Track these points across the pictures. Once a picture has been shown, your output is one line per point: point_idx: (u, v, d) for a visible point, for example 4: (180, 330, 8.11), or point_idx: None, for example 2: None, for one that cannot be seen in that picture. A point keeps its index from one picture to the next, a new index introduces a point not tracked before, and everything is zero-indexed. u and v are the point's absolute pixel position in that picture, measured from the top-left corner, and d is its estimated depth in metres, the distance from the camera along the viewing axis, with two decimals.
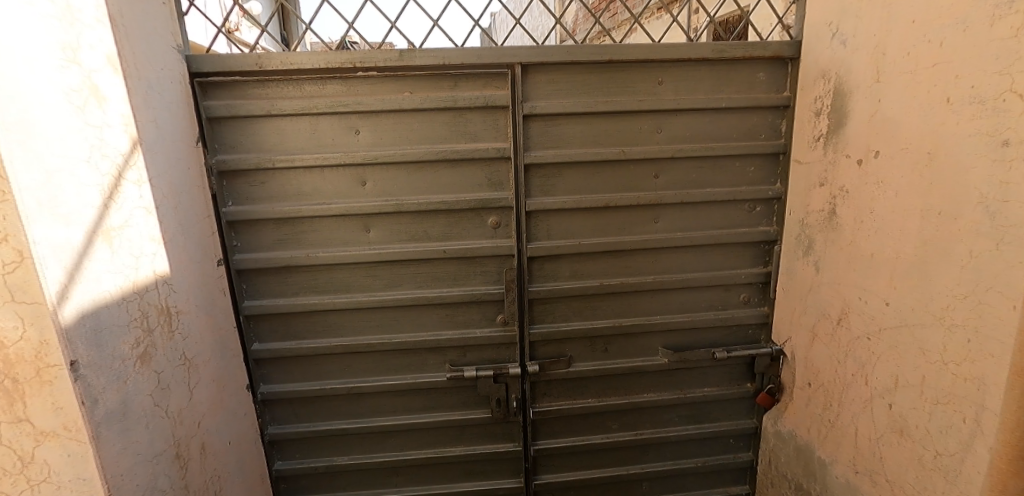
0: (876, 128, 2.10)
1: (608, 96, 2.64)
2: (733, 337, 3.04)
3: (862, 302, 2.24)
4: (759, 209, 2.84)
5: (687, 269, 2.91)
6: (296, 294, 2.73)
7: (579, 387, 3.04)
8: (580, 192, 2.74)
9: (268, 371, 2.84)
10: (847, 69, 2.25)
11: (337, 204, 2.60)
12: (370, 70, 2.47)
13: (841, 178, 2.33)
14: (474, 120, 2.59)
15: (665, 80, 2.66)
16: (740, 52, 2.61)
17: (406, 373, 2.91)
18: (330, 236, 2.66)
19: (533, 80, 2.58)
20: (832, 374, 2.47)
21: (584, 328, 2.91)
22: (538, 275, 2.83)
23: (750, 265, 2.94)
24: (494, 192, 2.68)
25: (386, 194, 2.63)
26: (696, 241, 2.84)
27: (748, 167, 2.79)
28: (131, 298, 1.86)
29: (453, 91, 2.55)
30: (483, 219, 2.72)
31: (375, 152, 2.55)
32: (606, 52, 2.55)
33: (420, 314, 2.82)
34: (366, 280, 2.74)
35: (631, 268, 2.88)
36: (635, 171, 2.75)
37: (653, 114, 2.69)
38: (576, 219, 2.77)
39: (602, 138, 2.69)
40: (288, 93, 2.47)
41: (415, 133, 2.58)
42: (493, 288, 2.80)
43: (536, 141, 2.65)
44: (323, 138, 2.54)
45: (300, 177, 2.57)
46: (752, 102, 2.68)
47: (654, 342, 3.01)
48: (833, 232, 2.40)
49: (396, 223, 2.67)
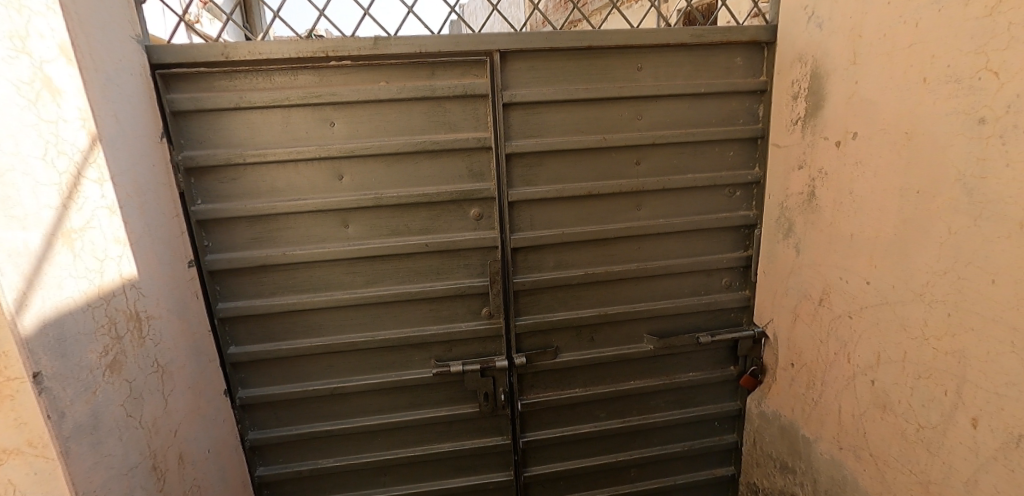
0: (854, 109, 2.13)
1: (588, 83, 2.62)
2: (716, 321, 3.07)
3: (843, 281, 2.29)
4: (739, 194, 2.87)
5: (670, 256, 2.93)
6: (274, 294, 2.64)
7: (567, 377, 3.03)
8: (562, 181, 2.71)
9: (246, 375, 2.74)
10: (824, 52, 2.27)
11: (314, 200, 2.51)
12: (344, 60, 2.37)
13: (820, 160, 2.36)
14: (453, 110, 2.53)
15: (644, 66, 2.64)
16: (718, 37, 2.61)
17: (391, 371, 2.85)
18: (307, 233, 2.57)
19: (512, 68, 2.53)
20: (815, 354, 2.52)
21: (570, 318, 2.90)
22: (523, 266, 2.80)
23: (731, 249, 2.96)
24: (476, 183, 2.63)
25: (364, 187, 2.56)
26: (679, 227, 2.85)
27: (728, 152, 2.80)
28: (97, 303, 1.75)
29: (431, 80, 2.48)
30: (465, 211, 2.66)
31: (352, 145, 2.47)
32: (586, 38, 2.52)
33: (404, 310, 2.76)
34: (346, 278, 2.67)
35: (616, 256, 2.87)
36: (618, 159, 2.74)
37: (633, 101, 2.67)
38: (559, 209, 2.75)
39: (584, 126, 2.66)
40: (257, 85, 2.37)
41: (393, 124, 2.50)
42: (477, 282, 2.76)
43: (517, 130, 2.61)
44: (297, 131, 2.45)
45: (274, 172, 2.48)
46: (730, 87, 2.69)
47: (640, 329, 3.02)
48: (813, 214, 2.44)
49: (376, 217, 2.60)
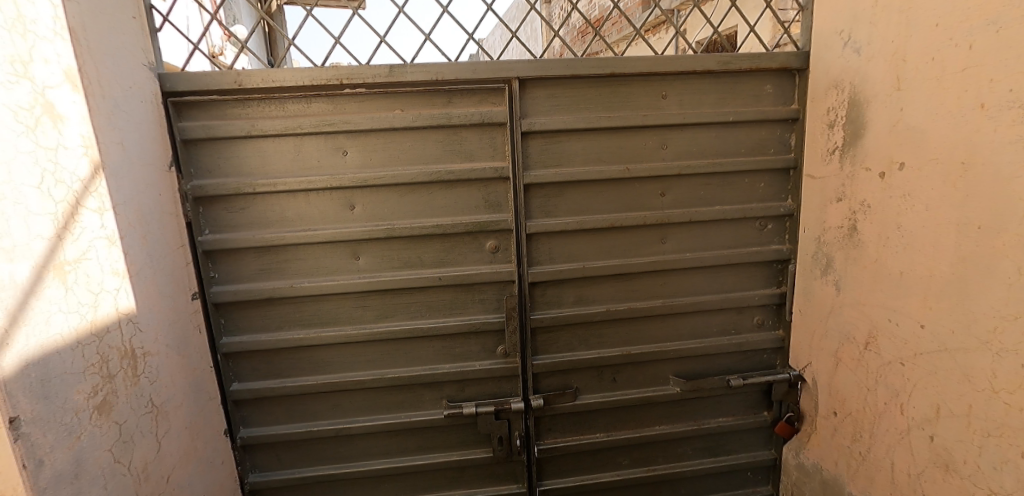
0: (900, 138, 1.98)
1: (611, 111, 2.52)
2: (748, 363, 2.87)
3: (891, 324, 2.09)
4: (770, 226, 2.71)
5: (697, 291, 2.76)
6: (280, 329, 2.52)
7: (587, 421, 2.83)
8: (584, 212, 2.58)
9: (248, 413, 2.60)
10: (863, 78, 2.15)
11: (325, 230, 2.42)
12: (359, 87, 2.31)
13: (861, 192, 2.20)
14: (469, 139, 2.44)
15: (669, 94, 2.54)
16: (747, 64, 2.51)
17: (399, 411, 2.68)
18: (316, 264, 2.47)
19: (531, 95, 2.44)
20: (860, 402, 2.29)
21: (591, 358, 2.72)
22: (540, 301, 2.64)
23: (763, 285, 2.79)
24: (493, 214, 2.51)
25: (377, 218, 2.46)
26: (707, 262, 2.69)
27: (758, 182, 2.66)
28: (89, 340, 1.65)
29: (448, 108, 2.40)
30: (481, 243, 2.54)
31: (365, 174, 2.39)
32: (608, 65, 2.43)
33: (415, 347, 2.61)
34: (356, 312, 2.54)
35: (639, 292, 2.71)
36: (641, 190, 2.61)
37: (657, 130, 2.56)
38: (580, 241, 2.61)
39: (606, 155, 2.55)
40: (270, 113, 2.31)
41: (408, 153, 2.42)
42: (493, 318, 2.61)
43: (536, 159, 2.50)
44: (309, 159, 2.37)
45: (284, 202, 2.40)
46: (759, 115, 2.57)
47: (665, 371, 2.82)
48: (855, 249, 2.26)
49: (388, 250, 2.49)
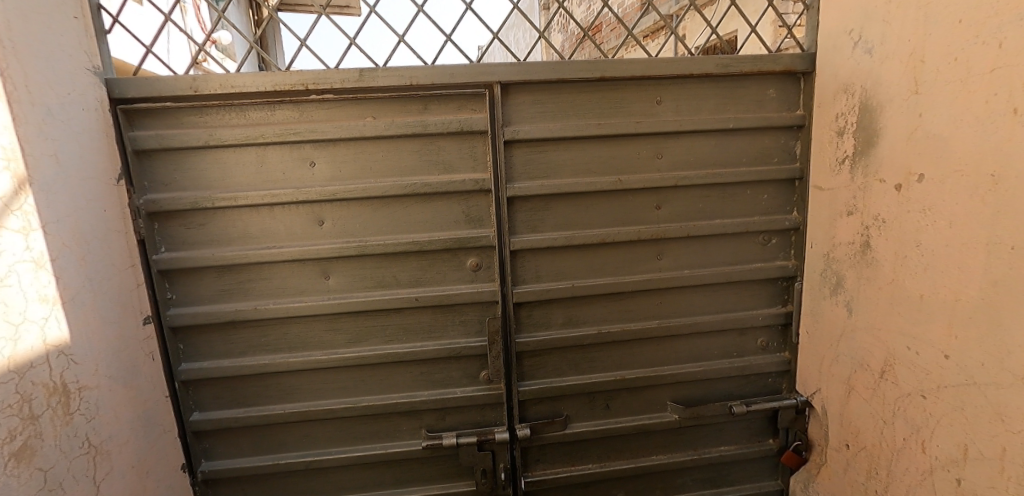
0: (919, 146, 1.80)
1: (601, 118, 2.33)
2: (752, 387, 2.68)
3: (910, 352, 1.89)
4: (774, 241, 2.53)
5: (696, 311, 2.57)
6: (244, 354, 2.33)
7: (578, 450, 2.62)
8: (573, 227, 2.39)
9: (210, 445, 2.40)
10: (876, 81, 1.97)
11: (291, 248, 2.24)
12: (327, 93, 2.13)
13: (875, 205, 2.01)
14: (447, 148, 2.25)
15: (664, 99, 2.36)
16: (748, 67, 2.33)
17: (374, 442, 2.48)
18: (283, 285, 2.29)
19: (514, 101, 2.26)
20: (876, 436, 2.09)
21: (582, 384, 2.52)
22: (526, 323, 2.45)
23: (768, 304, 2.60)
24: (473, 230, 2.32)
25: (347, 234, 2.27)
26: (706, 279, 2.51)
27: (761, 194, 2.48)
28: (6, 378, 1.47)
29: (424, 115, 2.21)
30: (461, 260, 2.35)
31: (334, 187, 2.20)
32: (598, 68, 2.24)
33: (392, 373, 2.42)
34: (326, 335, 2.35)
35: (633, 312, 2.52)
36: (635, 203, 2.42)
37: (652, 138, 2.38)
38: (569, 258, 2.42)
39: (597, 165, 2.36)
40: (230, 121, 2.13)
41: (380, 164, 2.23)
42: (475, 341, 2.41)
43: (520, 170, 2.31)
44: (273, 171, 2.19)
45: (247, 218, 2.21)
46: (761, 122, 2.40)
47: (662, 396, 2.63)
48: (868, 268, 2.07)
49: (361, 268, 2.30)
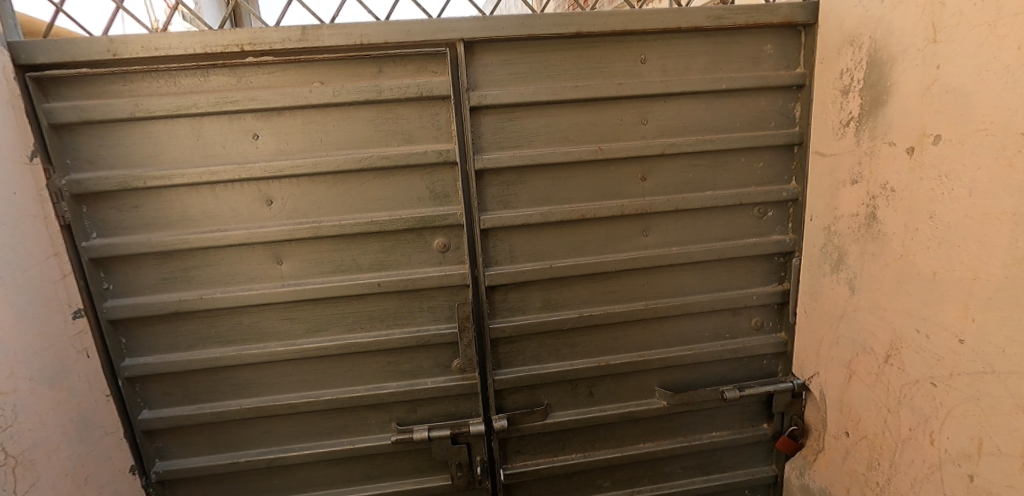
0: (936, 103, 1.58)
1: (579, 80, 2.09)
2: (745, 369, 2.52)
3: (920, 335, 1.71)
4: (771, 213, 2.34)
5: (686, 290, 2.39)
6: (193, 347, 2.15)
7: (560, 440, 2.47)
8: (550, 202, 2.18)
9: (164, 444, 2.23)
10: (887, 30, 1.73)
11: (237, 231, 2.02)
12: (266, 55, 1.88)
13: (883, 172, 1.80)
14: (406, 116, 2.01)
15: (649, 57, 2.11)
16: (742, 19, 2.08)
17: (341, 437, 2.32)
18: (231, 271, 2.08)
19: (480, 62, 2.01)
20: (879, 425, 1.93)
21: (563, 371, 2.35)
22: (501, 307, 2.25)
23: (763, 281, 2.43)
24: (439, 208, 2.10)
25: (299, 214, 2.05)
26: (696, 257, 2.33)
27: (756, 162, 2.28)
28: None
29: (378, 79, 1.97)
30: (427, 241, 2.14)
31: (280, 162, 1.98)
32: (573, 23, 1.99)
33: (356, 364, 2.24)
34: (282, 325, 2.16)
35: (618, 293, 2.33)
36: (618, 174, 2.20)
37: (636, 102, 2.14)
38: (546, 236, 2.21)
39: (575, 133, 2.13)
40: (157, 89, 1.89)
41: (332, 136, 2.00)
42: (445, 328, 2.22)
43: (489, 140, 2.07)
44: (212, 146, 1.96)
45: (186, 198, 1.99)
46: (756, 83, 2.17)
47: (650, 382, 2.46)
48: (873, 243, 1.87)
49: (316, 252, 2.09)
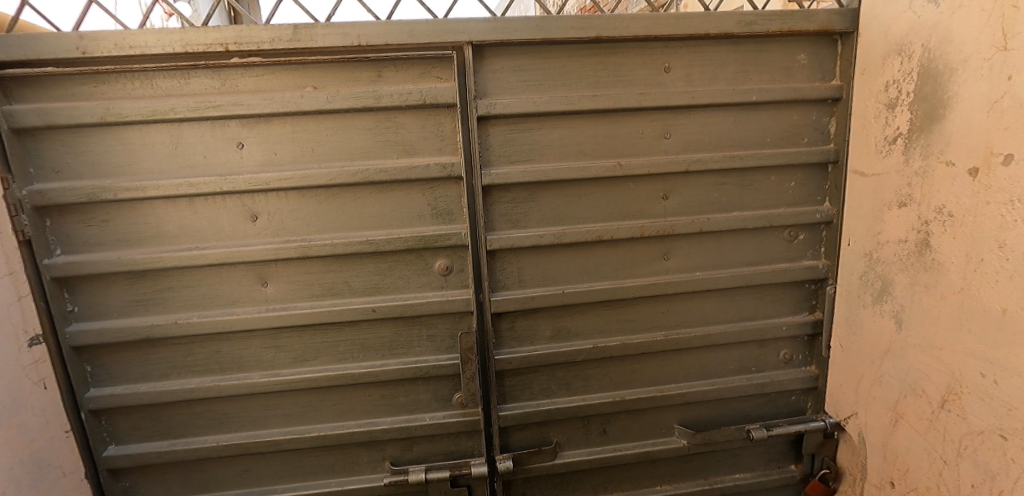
0: (1006, 119, 1.40)
1: (597, 89, 1.91)
2: (772, 406, 2.30)
3: (986, 380, 1.52)
4: (802, 237, 2.15)
5: (709, 319, 2.19)
6: (166, 377, 1.94)
7: (570, 482, 2.24)
8: (563, 222, 1.99)
9: (131, 484, 2.01)
10: (943, 38, 1.56)
11: (217, 250, 1.83)
12: (253, 56, 1.70)
13: (939, 195, 1.62)
14: (407, 126, 1.83)
15: (673, 65, 1.94)
16: (775, 25, 1.91)
17: (328, 477, 2.09)
18: (210, 294, 1.88)
19: (489, 67, 1.83)
20: (933, 477, 1.72)
21: (575, 407, 2.14)
22: (507, 336, 2.05)
23: (792, 310, 2.23)
24: (441, 226, 1.91)
25: (287, 232, 1.86)
26: (720, 283, 2.13)
27: (787, 181, 2.10)
28: None
29: (377, 85, 1.79)
30: (427, 263, 1.94)
31: (267, 174, 1.79)
32: (592, 26, 1.81)
33: (346, 397, 2.02)
34: (266, 354, 1.95)
35: (635, 322, 2.13)
36: (638, 192, 2.01)
37: (658, 114, 1.97)
38: (558, 259, 2.02)
39: (591, 147, 1.95)
40: (132, 91, 1.71)
41: (324, 146, 1.81)
42: (445, 359, 2.01)
43: (498, 153, 1.89)
44: (192, 155, 1.77)
45: (161, 212, 1.80)
46: (789, 95, 1.99)
47: (669, 418, 2.25)
48: (926, 273, 1.68)
49: (304, 273, 1.89)
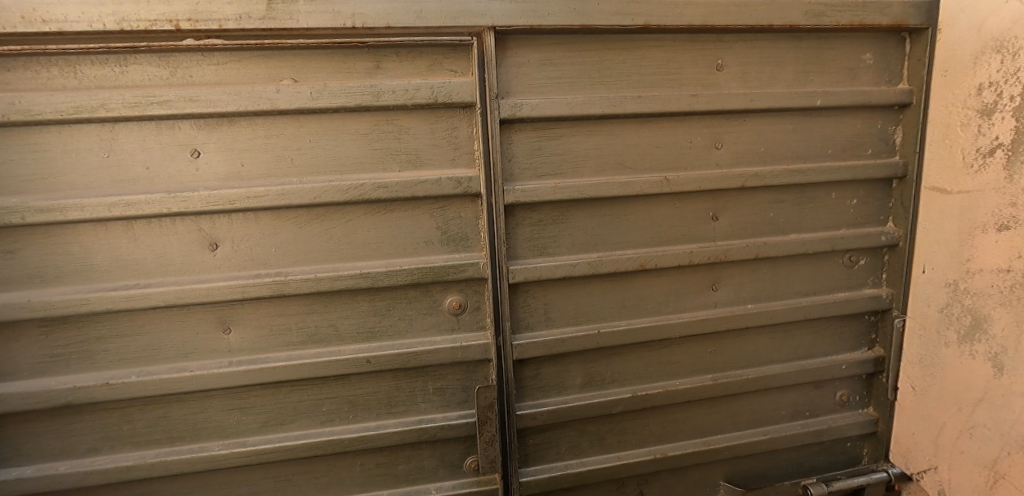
0: None
1: (640, 89, 1.59)
2: (827, 455, 2.00)
3: None
4: (863, 262, 1.87)
5: (761, 359, 1.88)
6: (95, 452, 1.49)
7: None
8: (598, 248, 1.65)
9: None
10: None
11: (164, 288, 1.41)
12: (213, 38, 1.31)
13: None
14: (413, 131, 1.47)
15: (727, 62, 1.64)
16: (845, 18, 1.63)
17: None
18: (154, 344, 1.46)
19: (513, 60, 1.49)
20: None
21: (609, 468, 1.78)
22: (530, 386, 1.69)
23: (851, 346, 1.94)
24: (453, 255, 1.55)
25: (257, 263, 1.46)
26: (776, 318, 1.83)
27: (849, 198, 1.82)
28: None
29: (376, 78, 1.42)
30: (435, 300, 1.57)
31: (230, 190, 1.38)
32: (639, 12, 1.49)
33: (332, 467, 1.62)
34: (228, 418, 1.53)
35: (678, 364, 1.80)
36: (685, 212, 1.70)
37: (709, 119, 1.66)
38: (592, 292, 1.68)
39: (632, 158, 1.62)
40: (48, 81, 1.29)
41: (307, 155, 1.43)
42: (456, 417, 1.64)
43: (523, 165, 1.54)
44: (132, 166, 1.36)
45: (89, 240, 1.37)
46: (854, 99, 1.72)
47: (715, 475, 1.92)
48: None
49: (279, 316, 1.50)
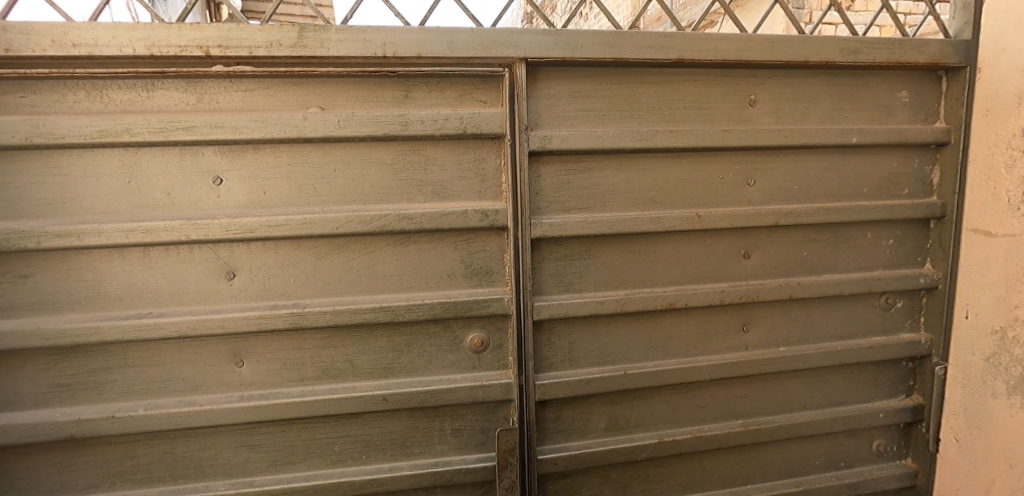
0: None
1: (671, 123, 1.56)
2: None
3: None
4: (900, 305, 1.79)
5: (793, 405, 1.79)
6: (95, 489, 1.42)
7: None
8: (626, 285, 1.59)
9: None
10: None
11: (177, 318, 1.35)
12: (242, 64, 1.29)
13: None
14: (439, 162, 1.43)
15: (760, 98, 1.60)
16: (881, 55, 1.59)
17: None
18: (164, 376, 1.40)
19: (543, 92, 1.46)
20: None
21: None
22: (552, 429, 1.60)
23: (887, 393, 1.84)
24: (477, 289, 1.49)
25: (274, 294, 1.41)
26: (809, 362, 1.74)
27: (884, 238, 1.75)
28: None
29: (404, 108, 1.39)
30: (456, 336, 1.51)
31: (251, 218, 1.34)
32: (673, 46, 1.46)
33: None
34: (235, 456, 1.45)
35: (706, 408, 1.71)
36: (715, 249, 1.64)
37: (741, 155, 1.61)
38: (618, 331, 1.61)
39: (662, 193, 1.58)
40: (73, 104, 1.27)
41: (330, 184, 1.39)
42: (473, 461, 1.55)
43: (551, 198, 1.50)
44: (153, 191, 1.33)
45: (104, 267, 1.33)
46: (891, 138, 1.67)
47: None
48: None
49: (293, 350, 1.44)
